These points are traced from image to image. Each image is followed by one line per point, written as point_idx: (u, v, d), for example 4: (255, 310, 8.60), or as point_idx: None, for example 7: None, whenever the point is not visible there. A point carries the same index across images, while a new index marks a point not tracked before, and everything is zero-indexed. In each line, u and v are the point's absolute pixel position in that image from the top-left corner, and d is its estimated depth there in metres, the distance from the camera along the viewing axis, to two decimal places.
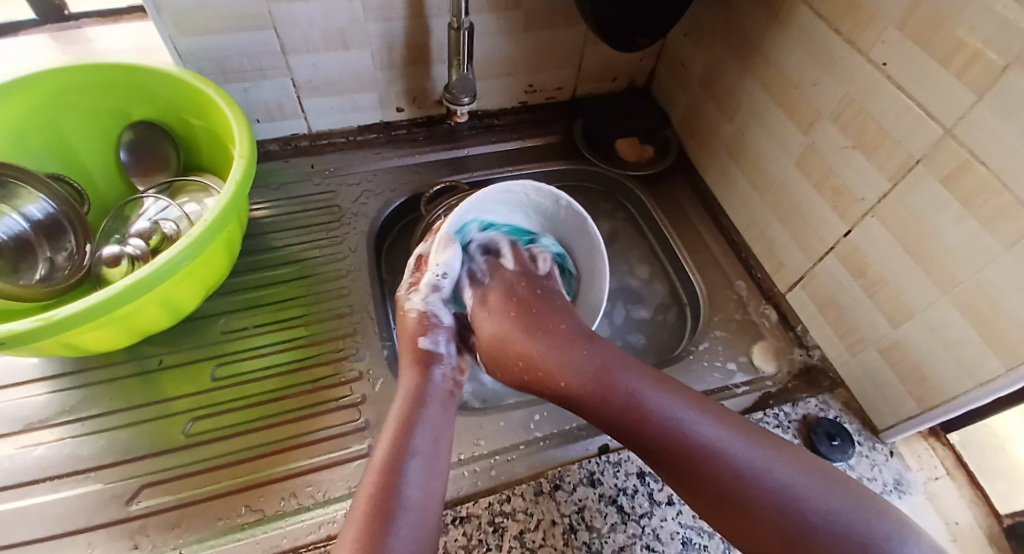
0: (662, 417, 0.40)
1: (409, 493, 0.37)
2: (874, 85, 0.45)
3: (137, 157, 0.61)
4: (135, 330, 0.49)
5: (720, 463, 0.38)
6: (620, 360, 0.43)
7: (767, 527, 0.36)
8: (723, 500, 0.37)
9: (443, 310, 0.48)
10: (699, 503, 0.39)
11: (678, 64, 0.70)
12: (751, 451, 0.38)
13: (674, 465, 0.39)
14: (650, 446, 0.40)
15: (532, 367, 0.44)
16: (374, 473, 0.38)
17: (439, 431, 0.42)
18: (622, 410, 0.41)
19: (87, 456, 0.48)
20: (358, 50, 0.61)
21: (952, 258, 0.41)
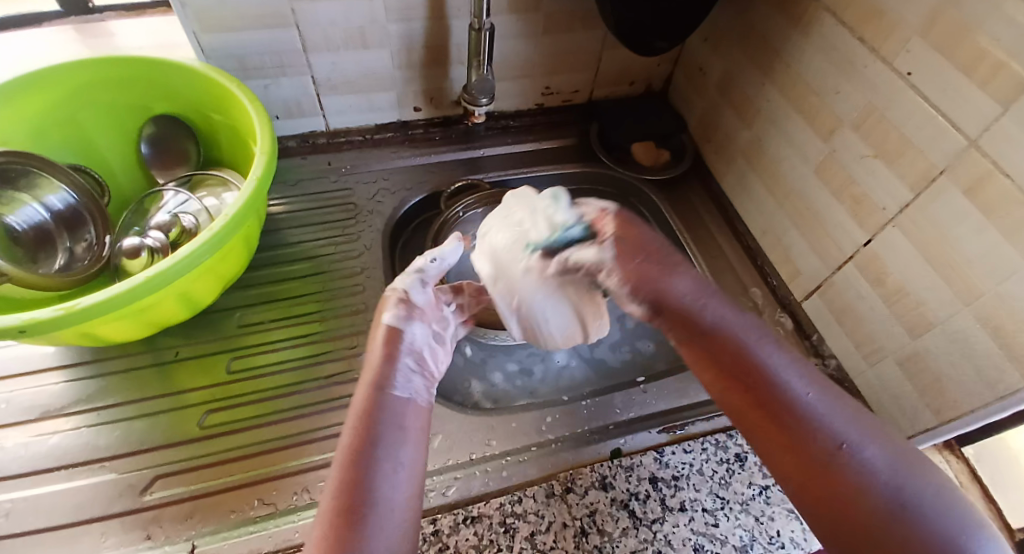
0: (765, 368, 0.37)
1: (381, 484, 0.35)
2: (896, 94, 0.44)
3: (158, 150, 0.62)
4: (153, 322, 0.50)
5: (818, 417, 0.35)
6: (737, 312, 0.41)
7: (853, 498, 0.32)
8: (814, 459, 0.33)
9: (420, 294, 0.47)
10: (783, 461, 0.35)
11: (696, 69, 0.70)
12: (849, 425, 0.34)
13: (760, 419, 0.36)
14: (743, 401, 0.37)
15: (654, 289, 0.41)
16: (343, 457, 0.36)
17: (407, 417, 0.40)
18: (723, 355, 0.39)
19: (102, 446, 0.48)
20: (378, 49, 0.61)
21: (973, 269, 0.41)
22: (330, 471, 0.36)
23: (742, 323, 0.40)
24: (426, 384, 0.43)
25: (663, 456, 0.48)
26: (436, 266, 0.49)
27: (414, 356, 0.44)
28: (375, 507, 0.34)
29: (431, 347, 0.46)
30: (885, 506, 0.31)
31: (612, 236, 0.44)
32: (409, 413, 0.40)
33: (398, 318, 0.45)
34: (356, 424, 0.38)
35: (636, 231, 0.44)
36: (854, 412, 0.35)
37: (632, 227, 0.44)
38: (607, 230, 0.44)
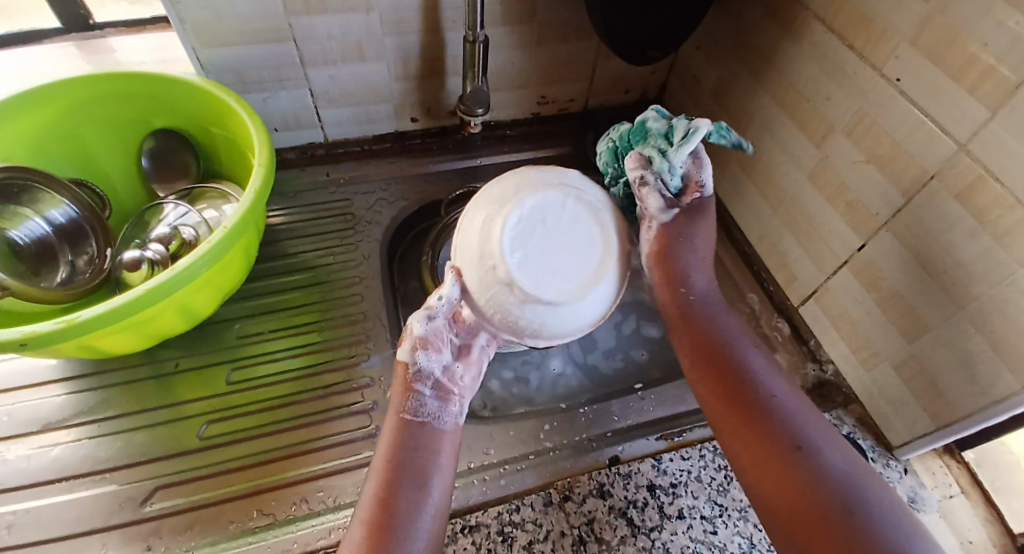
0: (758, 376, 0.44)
1: (412, 507, 0.38)
2: (887, 100, 0.45)
3: (157, 163, 0.63)
4: (153, 334, 0.50)
5: (786, 419, 0.42)
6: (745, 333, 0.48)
7: (809, 490, 0.38)
8: (779, 454, 0.40)
9: (428, 329, 0.43)
10: (750, 447, 0.41)
11: (690, 77, 0.71)
12: (821, 436, 0.41)
13: (738, 410, 0.43)
14: (733, 394, 0.44)
15: (675, 293, 0.49)
16: (379, 482, 0.39)
17: (439, 447, 0.42)
18: (726, 357, 0.46)
19: (102, 458, 0.49)
20: (375, 62, 0.62)
21: (966, 274, 0.41)
22: (368, 489, 0.39)
23: (739, 337, 0.47)
24: (444, 405, 0.44)
25: (660, 463, 0.48)
26: (445, 305, 0.42)
27: (429, 385, 0.43)
28: (409, 527, 0.37)
29: (449, 367, 0.44)
30: (827, 501, 0.37)
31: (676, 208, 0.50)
32: (443, 441, 0.42)
33: (409, 354, 0.43)
34: (390, 451, 0.41)
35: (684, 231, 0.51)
36: (819, 421, 0.42)
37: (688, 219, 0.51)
38: (687, 198, 0.51)
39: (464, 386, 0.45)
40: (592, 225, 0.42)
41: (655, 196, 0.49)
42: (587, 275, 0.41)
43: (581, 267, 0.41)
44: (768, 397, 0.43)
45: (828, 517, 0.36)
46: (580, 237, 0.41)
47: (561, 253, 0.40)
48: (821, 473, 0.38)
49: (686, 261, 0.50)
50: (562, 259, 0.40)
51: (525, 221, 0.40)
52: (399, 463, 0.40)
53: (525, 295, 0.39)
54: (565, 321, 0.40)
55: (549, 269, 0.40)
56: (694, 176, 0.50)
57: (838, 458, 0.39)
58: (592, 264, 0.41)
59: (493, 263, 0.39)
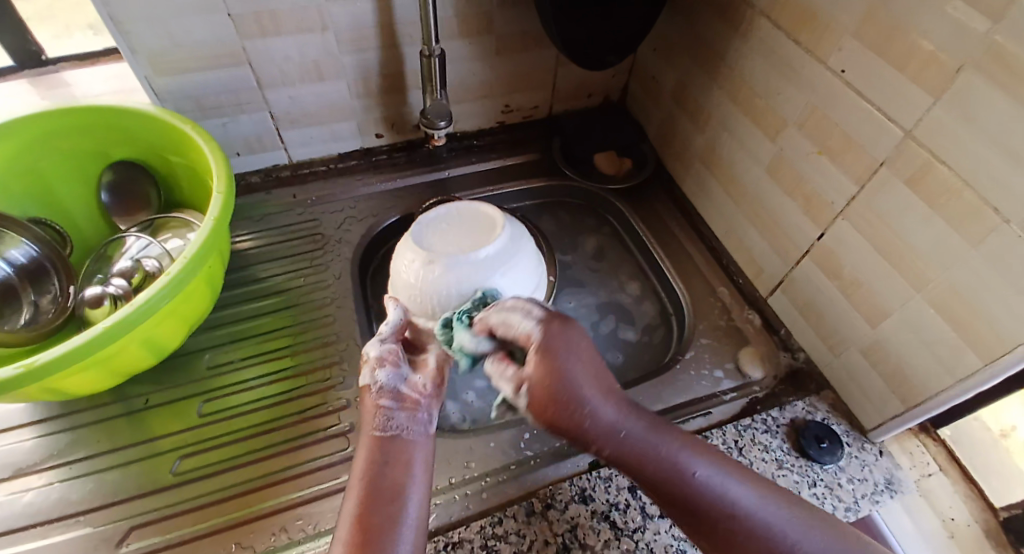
0: (701, 482, 0.39)
1: (389, 522, 0.38)
2: (836, 92, 0.46)
3: (116, 196, 0.61)
4: (119, 371, 0.49)
5: (751, 521, 0.38)
6: (659, 430, 0.42)
7: None
8: None
9: (380, 349, 0.44)
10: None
11: (649, 79, 0.72)
12: (786, 520, 0.39)
13: (700, 527, 0.39)
14: (682, 510, 0.40)
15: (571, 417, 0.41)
16: (355, 501, 0.39)
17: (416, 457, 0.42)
18: (656, 472, 0.40)
19: (74, 500, 0.47)
20: (334, 81, 0.62)
21: (921, 258, 0.42)
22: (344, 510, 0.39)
23: (670, 443, 0.41)
24: (413, 417, 0.43)
25: None
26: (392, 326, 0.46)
27: (394, 400, 0.43)
28: (387, 544, 0.37)
29: (409, 380, 0.44)
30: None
31: (524, 383, 0.41)
32: (414, 453, 0.42)
33: (369, 375, 0.43)
34: (365, 467, 0.40)
35: (560, 374, 0.40)
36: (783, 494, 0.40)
37: (551, 365, 0.40)
38: (527, 366, 0.41)
39: (429, 394, 0.45)
40: (473, 212, 0.52)
41: (506, 382, 0.42)
42: (487, 239, 0.49)
43: (480, 239, 0.49)
44: (728, 503, 0.39)
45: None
46: (471, 223, 0.51)
47: (461, 239, 0.50)
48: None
49: (581, 398, 0.41)
50: (463, 240, 0.50)
51: (431, 229, 0.51)
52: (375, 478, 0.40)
53: (440, 265, 0.47)
54: (485, 277, 0.47)
55: (455, 247, 0.49)
56: (517, 334, 0.42)
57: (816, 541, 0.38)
58: (487, 231, 0.50)
59: (410, 258, 0.48)
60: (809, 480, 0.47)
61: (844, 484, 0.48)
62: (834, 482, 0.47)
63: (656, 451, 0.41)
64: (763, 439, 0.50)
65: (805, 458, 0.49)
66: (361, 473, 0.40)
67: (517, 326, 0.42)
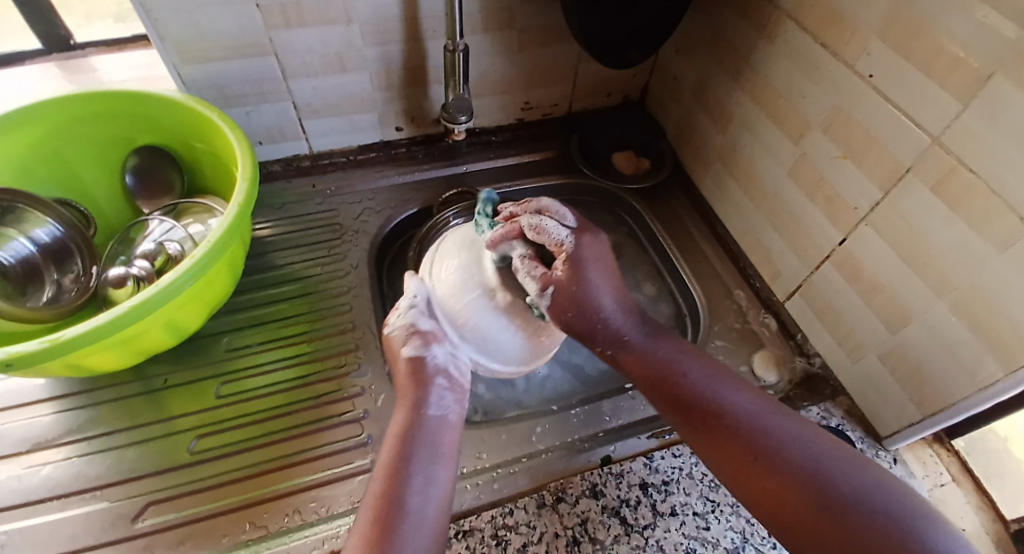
0: (697, 379, 0.43)
1: (411, 500, 0.38)
2: (861, 95, 0.45)
3: (141, 180, 0.62)
4: (140, 351, 0.50)
5: (741, 417, 0.40)
6: (666, 340, 0.47)
7: (796, 482, 0.35)
8: (751, 456, 0.38)
9: (426, 321, 0.47)
10: (722, 452, 0.39)
11: (670, 79, 0.72)
12: (776, 421, 0.39)
13: (696, 420, 0.41)
14: (681, 404, 0.42)
15: (581, 303, 0.46)
16: (380, 479, 0.39)
17: (441, 436, 0.42)
18: (659, 370, 0.44)
19: (93, 475, 0.48)
20: (357, 72, 0.62)
21: (944, 262, 0.42)
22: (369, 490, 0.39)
23: (674, 346, 0.46)
24: (455, 396, 0.45)
25: (652, 461, 0.49)
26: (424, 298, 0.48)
27: (446, 379, 0.45)
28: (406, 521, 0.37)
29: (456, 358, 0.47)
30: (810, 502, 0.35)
31: (552, 285, 0.45)
32: (447, 434, 0.43)
33: (416, 349, 0.45)
34: (392, 445, 0.41)
35: (583, 280, 0.46)
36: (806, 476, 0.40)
37: (575, 271, 0.46)
38: (556, 269, 0.46)
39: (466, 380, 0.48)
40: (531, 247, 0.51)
41: (531, 280, 0.46)
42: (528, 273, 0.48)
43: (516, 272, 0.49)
44: (717, 399, 0.41)
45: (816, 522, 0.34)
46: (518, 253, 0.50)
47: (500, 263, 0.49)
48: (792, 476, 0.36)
49: (591, 286, 0.46)
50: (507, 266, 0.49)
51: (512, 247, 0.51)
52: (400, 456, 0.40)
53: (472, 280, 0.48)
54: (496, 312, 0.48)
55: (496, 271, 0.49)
56: (550, 240, 0.46)
57: (810, 444, 0.38)
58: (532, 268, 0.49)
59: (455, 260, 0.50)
60: None
61: None
62: None
63: (660, 355, 0.45)
64: None
65: None
66: (388, 451, 0.41)
67: (551, 232, 0.46)
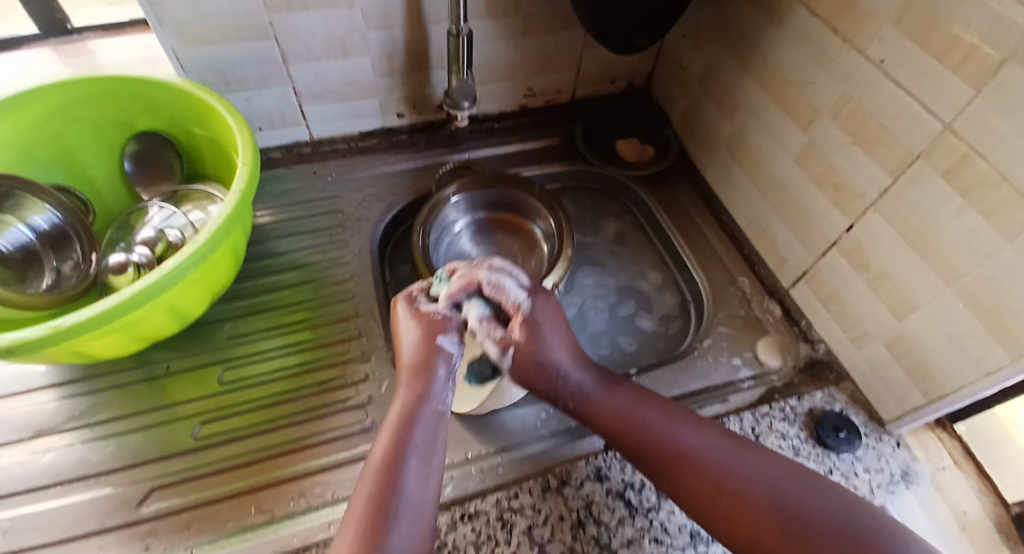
0: (660, 422, 0.43)
1: (407, 489, 0.37)
2: (872, 80, 0.45)
3: (140, 165, 0.61)
4: (144, 337, 0.49)
5: (705, 455, 0.41)
6: (626, 387, 0.47)
7: (761, 514, 0.37)
8: (715, 491, 0.39)
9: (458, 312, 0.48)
10: (685, 492, 0.40)
11: (676, 65, 0.71)
12: (737, 456, 0.41)
13: (659, 465, 0.42)
14: (642, 452, 0.43)
15: (540, 370, 0.46)
16: (377, 467, 0.38)
17: (437, 427, 0.42)
18: (621, 417, 0.44)
19: (95, 461, 0.48)
20: (360, 58, 0.61)
21: (953, 247, 0.42)
22: (359, 486, 0.38)
23: (627, 395, 0.46)
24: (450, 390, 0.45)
25: None
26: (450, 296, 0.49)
27: (448, 374, 0.45)
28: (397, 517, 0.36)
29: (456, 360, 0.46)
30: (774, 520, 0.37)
31: (512, 343, 0.46)
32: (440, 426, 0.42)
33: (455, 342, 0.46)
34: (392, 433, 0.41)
35: (540, 340, 0.46)
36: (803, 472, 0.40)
37: (535, 334, 0.46)
38: (515, 331, 0.46)
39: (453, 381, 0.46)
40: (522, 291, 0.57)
41: (491, 342, 0.46)
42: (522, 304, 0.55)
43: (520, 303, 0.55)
44: (678, 440, 0.42)
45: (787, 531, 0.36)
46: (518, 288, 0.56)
47: None
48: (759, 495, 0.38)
49: (546, 350, 0.46)
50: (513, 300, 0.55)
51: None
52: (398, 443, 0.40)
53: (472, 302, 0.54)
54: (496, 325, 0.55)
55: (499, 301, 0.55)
56: (508, 300, 0.47)
57: (770, 474, 0.39)
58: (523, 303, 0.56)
59: None
60: (827, 467, 0.47)
61: (860, 472, 0.47)
62: (851, 471, 0.47)
63: (620, 405, 0.45)
64: (780, 426, 0.50)
65: (822, 447, 0.48)
66: (387, 440, 0.40)
67: (509, 291, 0.47)
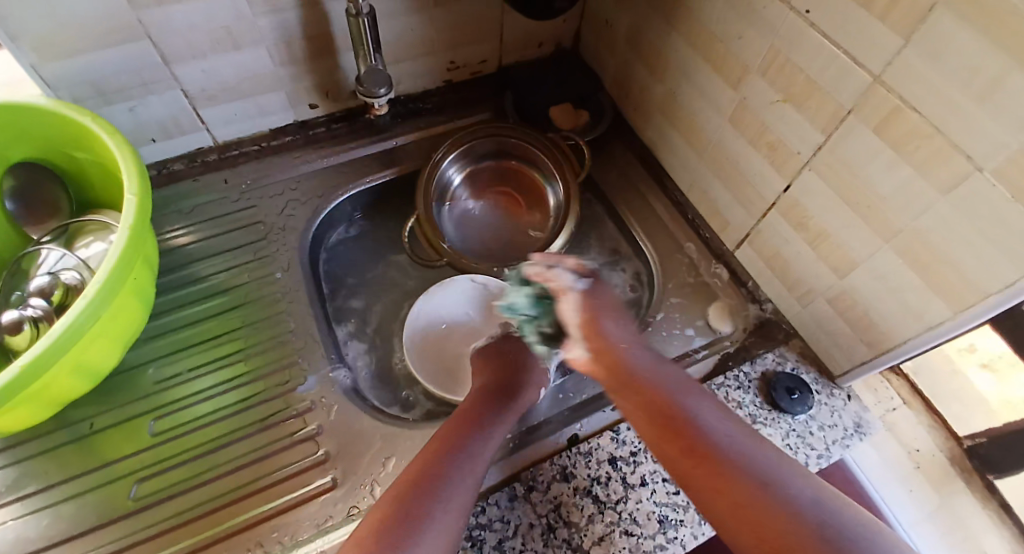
0: (707, 420, 0.36)
1: (464, 460, 0.40)
2: (799, 33, 0.42)
3: (19, 202, 0.53)
4: (50, 402, 0.44)
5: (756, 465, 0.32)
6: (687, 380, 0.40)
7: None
8: (757, 499, 0.30)
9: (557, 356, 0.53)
10: (714, 498, 0.32)
11: (602, 23, 0.66)
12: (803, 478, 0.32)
13: (689, 460, 0.34)
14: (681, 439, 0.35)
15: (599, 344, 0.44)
16: (442, 440, 0.42)
17: (487, 458, 0.42)
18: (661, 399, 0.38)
19: (34, 535, 0.45)
20: (251, 49, 0.54)
21: (888, 206, 0.40)
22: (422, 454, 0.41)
23: (684, 385, 0.40)
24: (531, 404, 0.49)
25: (619, 433, 0.48)
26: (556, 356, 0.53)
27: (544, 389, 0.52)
28: (445, 477, 0.38)
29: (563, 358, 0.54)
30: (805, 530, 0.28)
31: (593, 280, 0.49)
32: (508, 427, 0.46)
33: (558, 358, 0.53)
34: (434, 455, 0.40)
35: (593, 304, 0.47)
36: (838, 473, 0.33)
37: (595, 286, 0.48)
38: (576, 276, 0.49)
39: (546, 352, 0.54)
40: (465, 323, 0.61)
41: (567, 274, 0.49)
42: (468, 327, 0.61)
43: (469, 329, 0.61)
44: (720, 436, 0.35)
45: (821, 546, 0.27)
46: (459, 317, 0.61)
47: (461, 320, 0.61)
48: (799, 507, 0.29)
49: (615, 325, 0.45)
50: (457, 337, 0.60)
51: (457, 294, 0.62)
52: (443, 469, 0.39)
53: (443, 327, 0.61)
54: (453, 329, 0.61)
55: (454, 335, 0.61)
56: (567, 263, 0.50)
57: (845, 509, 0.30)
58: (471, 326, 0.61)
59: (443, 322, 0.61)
60: (783, 432, 0.47)
61: (815, 432, 0.48)
62: (806, 431, 0.48)
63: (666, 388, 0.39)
64: (736, 396, 0.50)
65: (777, 411, 0.49)
66: (427, 461, 0.40)
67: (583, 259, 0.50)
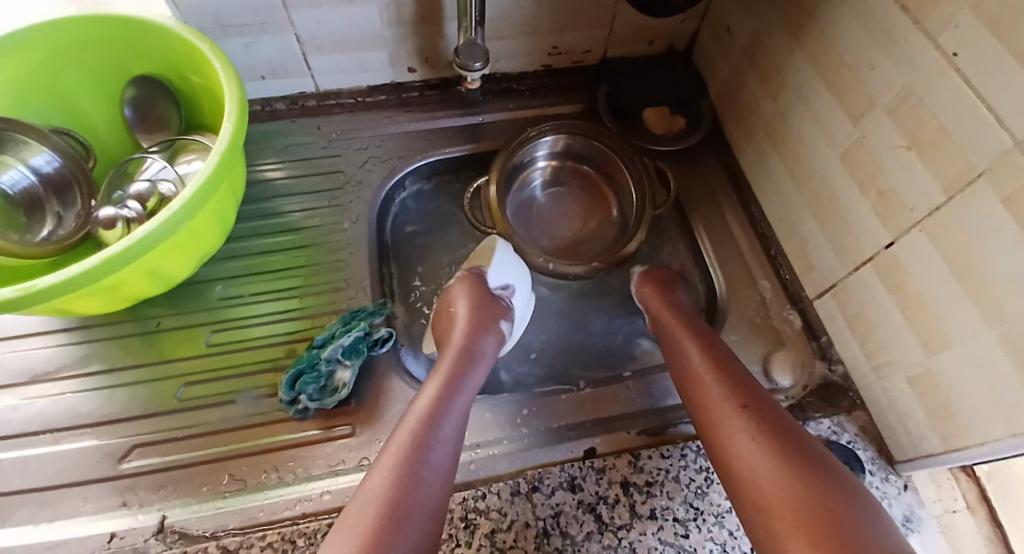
0: (747, 378, 0.45)
1: (436, 444, 0.40)
2: (939, 75, 0.37)
3: (140, 113, 0.59)
4: (124, 296, 0.49)
5: (785, 427, 0.40)
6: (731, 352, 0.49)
7: (844, 517, 0.33)
8: (775, 438, 0.39)
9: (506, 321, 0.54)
10: (737, 427, 0.41)
11: (723, 29, 0.62)
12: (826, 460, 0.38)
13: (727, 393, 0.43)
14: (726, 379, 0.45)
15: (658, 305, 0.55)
16: (414, 420, 0.41)
17: (455, 436, 0.42)
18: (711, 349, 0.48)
19: (85, 412, 0.50)
20: (364, 5, 0.56)
21: (1002, 288, 0.35)
22: (397, 433, 0.40)
23: (735, 358, 0.48)
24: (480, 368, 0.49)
25: (638, 460, 0.46)
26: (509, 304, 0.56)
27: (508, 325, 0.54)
28: (420, 463, 0.38)
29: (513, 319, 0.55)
30: (792, 472, 0.36)
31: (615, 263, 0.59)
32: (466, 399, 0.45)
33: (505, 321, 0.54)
34: (408, 438, 0.40)
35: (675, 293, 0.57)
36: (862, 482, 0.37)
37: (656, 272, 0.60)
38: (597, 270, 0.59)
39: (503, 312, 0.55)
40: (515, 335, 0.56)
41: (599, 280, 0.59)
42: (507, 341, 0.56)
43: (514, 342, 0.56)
44: (757, 394, 0.43)
45: (809, 506, 0.34)
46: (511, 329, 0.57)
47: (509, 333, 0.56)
48: (795, 457, 0.38)
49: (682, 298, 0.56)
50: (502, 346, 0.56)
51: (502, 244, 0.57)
52: (419, 452, 0.39)
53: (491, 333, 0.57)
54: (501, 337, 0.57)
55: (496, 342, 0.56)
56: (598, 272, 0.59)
57: (868, 508, 0.35)
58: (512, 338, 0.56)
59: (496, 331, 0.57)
60: None
61: None
62: None
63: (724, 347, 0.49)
64: None
65: None
66: (401, 444, 0.39)
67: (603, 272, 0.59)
